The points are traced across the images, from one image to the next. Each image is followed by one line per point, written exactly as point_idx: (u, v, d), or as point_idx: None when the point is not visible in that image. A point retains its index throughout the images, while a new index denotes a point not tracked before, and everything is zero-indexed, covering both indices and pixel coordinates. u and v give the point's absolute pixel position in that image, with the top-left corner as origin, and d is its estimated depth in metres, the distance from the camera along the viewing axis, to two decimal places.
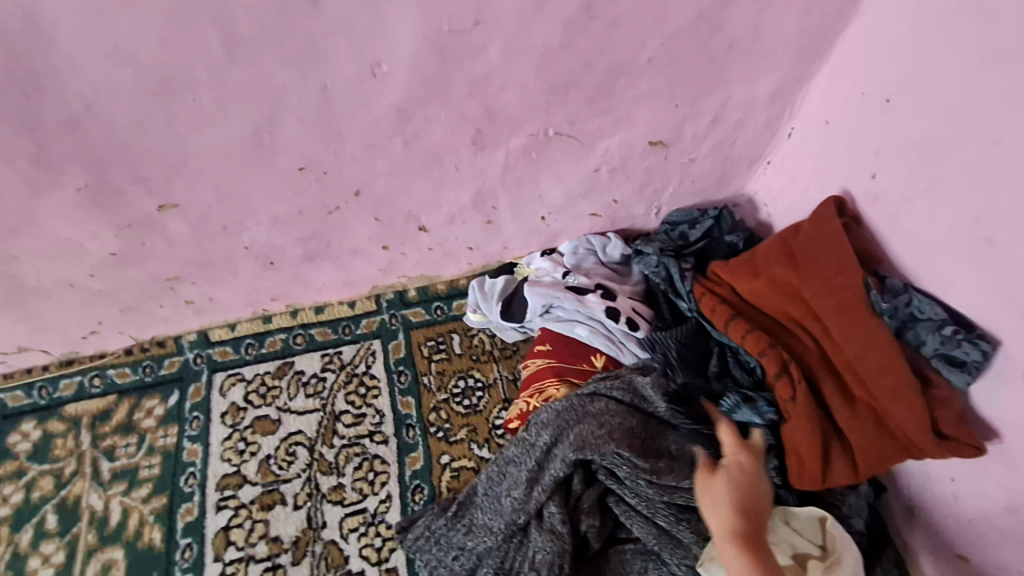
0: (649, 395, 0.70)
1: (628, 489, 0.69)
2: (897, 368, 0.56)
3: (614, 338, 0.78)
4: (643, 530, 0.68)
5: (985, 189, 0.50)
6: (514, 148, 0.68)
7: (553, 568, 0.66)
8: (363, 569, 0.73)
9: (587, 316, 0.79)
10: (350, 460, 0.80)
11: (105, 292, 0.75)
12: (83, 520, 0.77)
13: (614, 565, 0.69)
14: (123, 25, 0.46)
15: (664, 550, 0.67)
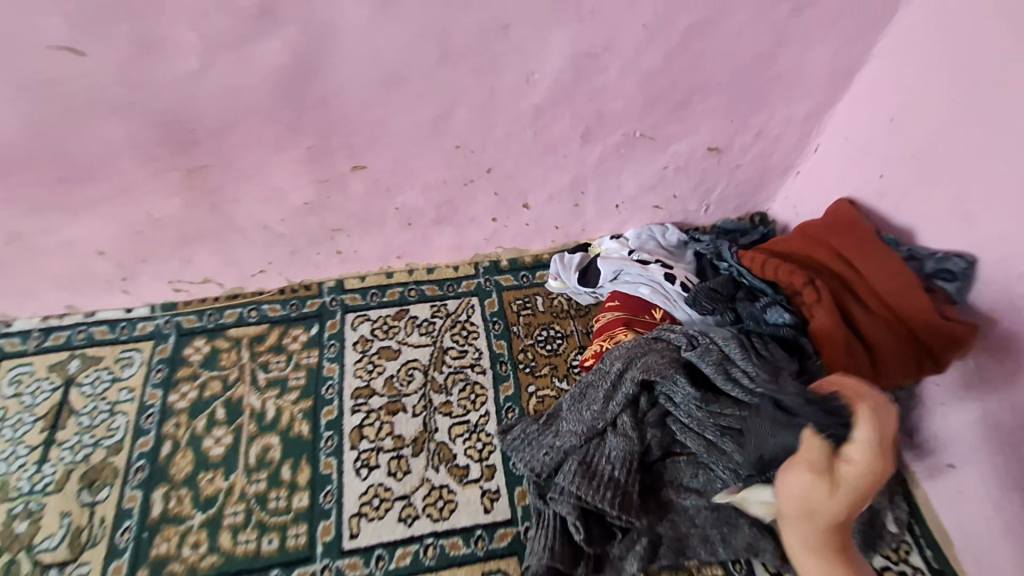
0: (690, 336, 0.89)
1: (683, 411, 0.88)
2: (904, 276, 0.78)
3: (669, 297, 0.99)
4: (695, 442, 0.87)
5: (961, 180, 0.73)
6: (609, 144, 0.92)
7: (625, 461, 0.86)
8: (468, 463, 0.93)
9: (649, 279, 1.01)
10: (456, 383, 1.00)
11: (284, 237, 0.96)
12: (246, 415, 0.96)
13: (670, 471, 0.89)
14: (383, 36, 0.69)
15: (711, 459, 0.85)
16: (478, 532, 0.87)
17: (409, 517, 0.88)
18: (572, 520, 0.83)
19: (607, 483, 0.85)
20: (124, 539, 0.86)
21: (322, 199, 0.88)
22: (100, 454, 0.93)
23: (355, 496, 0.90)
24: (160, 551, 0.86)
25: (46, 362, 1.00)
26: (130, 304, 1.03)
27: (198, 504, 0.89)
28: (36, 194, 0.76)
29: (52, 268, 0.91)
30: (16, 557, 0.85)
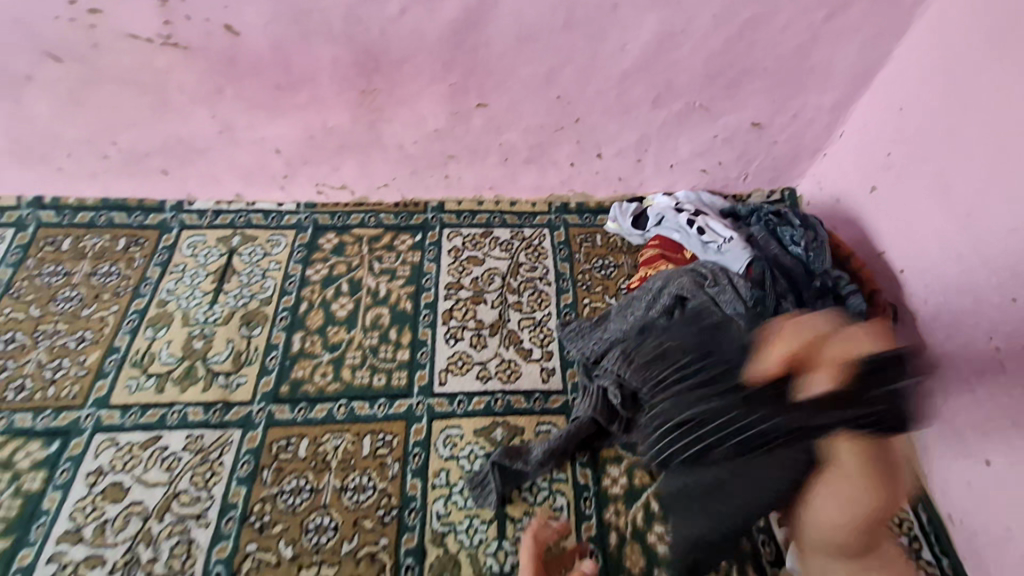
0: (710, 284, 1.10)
1: (708, 323, 1.08)
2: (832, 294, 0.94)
3: (693, 243, 1.22)
4: None
5: (944, 153, 0.96)
6: (674, 111, 1.17)
7: None
8: (532, 347, 1.19)
9: (680, 227, 1.25)
10: (527, 290, 1.27)
11: (412, 157, 1.23)
12: (365, 291, 1.24)
13: None
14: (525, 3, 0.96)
15: None
16: (536, 394, 1.12)
17: (484, 377, 1.14)
18: (612, 390, 1.05)
19: (644, 368, 1.05)
20: (274, 363, 1.12)
21: (449, 128, 1.16)
22: (253, 302, 1.20)
23: (444, 357, 1.16)
24: (298, 376, 1.11)
25: (215, 235, 1.27)
26: (282, 200, 1.32)
27: (326, 346, 1.16)
28: (257, 94, 1.06)
29: (240, 159, 1.20)
30: (194, 364, 1.10)
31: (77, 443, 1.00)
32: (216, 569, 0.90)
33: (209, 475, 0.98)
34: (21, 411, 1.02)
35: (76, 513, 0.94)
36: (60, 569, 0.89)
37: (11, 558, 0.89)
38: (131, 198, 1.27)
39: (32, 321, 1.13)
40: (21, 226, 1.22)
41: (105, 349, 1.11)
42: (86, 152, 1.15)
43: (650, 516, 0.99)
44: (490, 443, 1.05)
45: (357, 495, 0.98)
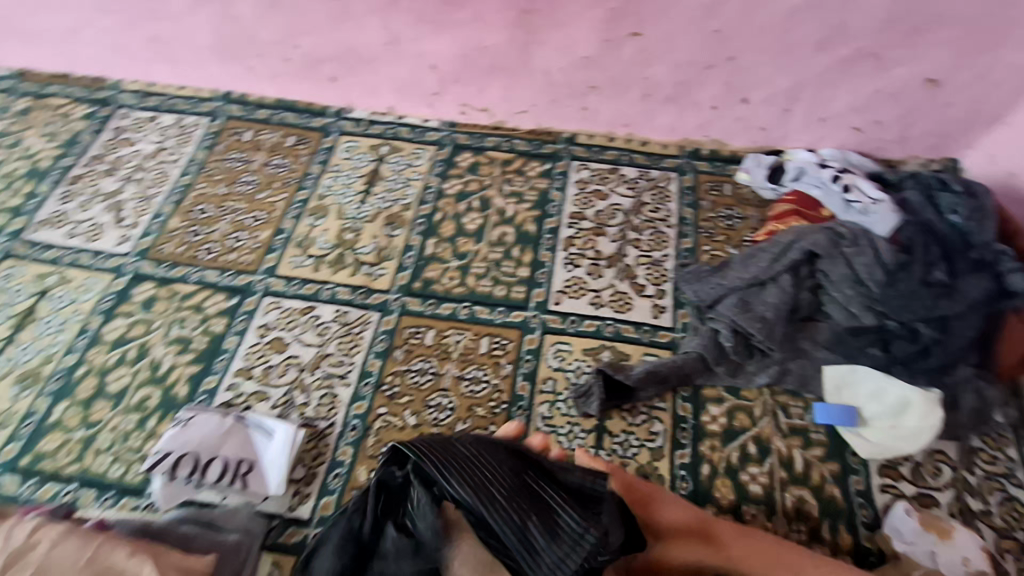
0: (835, 256, 1.08)
1: (835, 288, 1.07)
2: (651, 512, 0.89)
3: (835, 200, 1.18)
4: (839, 312, 1.07)
5: None
6: (838, 56, 1.12)
7: (778, 306, 1.06)
8: (646, 283, 1.21)
9: (822, 183, 1.21)
10: (648, 229, 1.28)
11: (555, 85, 1.27)
12: (494, 211, 1.31)
13: (811, 327, 1.08)
14: None
15: (850, 326, 1.05)
16: (646, 326, 1.16)
17: (597, 303, 1.19)
18: (725, 333, 1.08)
19: (759, 320, 1.06)
20: (410, 261, 1.25)
21: (598, 57, 1.19)
22: (396, 205, 1.32)
23: (561, 280, 1.22)
24: (429, 276, 1.23)
25: (368, 142, 1.39)
26: (428, 116, 1.41)
27: (455, 255, 1.26)
28: (428, 7, 1.16)
29: (400, 72, 1.30)
30: (344, 252, 1.26)
31: (251, 301, 1.19)
32: (354, 421, 1.06)
33: (353, 345, 1.14)
34: (210, 270, 1.23)
35: (250, 355, 1.13)
36: (235, 397, 1.08)
37: (200, 380, 1.11)
38: (300, 102, 1.42)
39: (219, 197, 1.33)
40: (214, 117, 1.42)
41: (275, 228, 1.29)
42: (274, 54, 1.31)
43: (746, 457, 1.02)
44: (596, 363, 1.12)
45: (472, 385, 1.09)
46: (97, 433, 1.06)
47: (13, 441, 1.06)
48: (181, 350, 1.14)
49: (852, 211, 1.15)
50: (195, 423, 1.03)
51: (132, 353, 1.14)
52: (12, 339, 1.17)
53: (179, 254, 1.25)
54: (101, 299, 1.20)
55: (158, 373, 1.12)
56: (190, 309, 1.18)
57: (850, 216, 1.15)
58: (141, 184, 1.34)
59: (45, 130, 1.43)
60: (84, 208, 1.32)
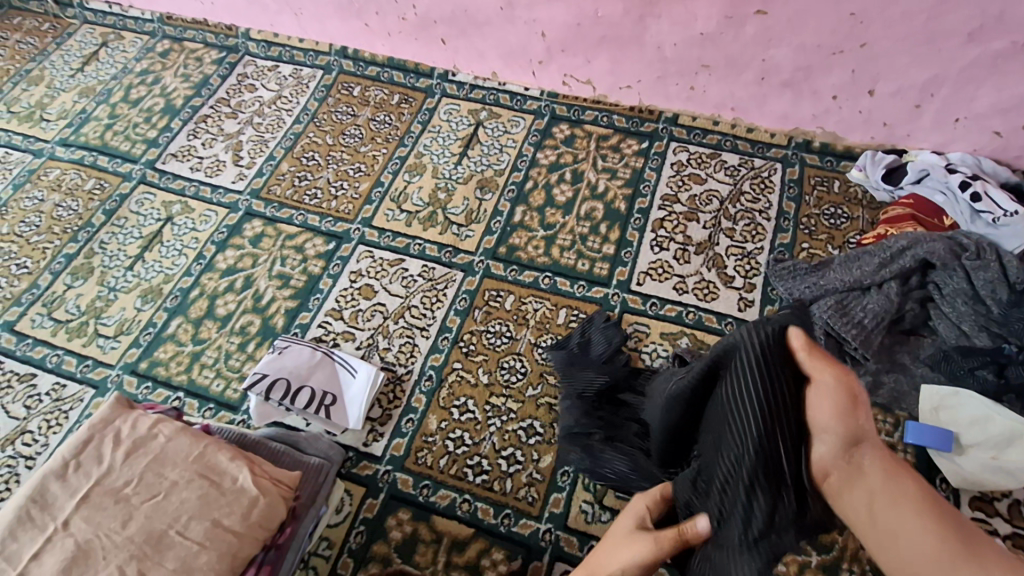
0: (953, 268, 1.00)
1: (947, 302, 0.99)
2: None
3: (960, 209, 1.08)
4: (948, 329, 0.99)
5: None
6: (992, 50, 1.01)
7: (880, 314, 1.00)
8: (735, 275, 1.17)
9: (947, 189, 1.11)
10: (744, 220, 1.22)
11: (666, 61, 1.23)
12: (585, 185, 1.30)
13: (913, 342, 1.01)
14: None
15: (958, 345, 0.97)
16: (729, 318, 1.13)
17: (680, 289, 1.17)
18: (816, 335, 1.02)
19: (855, 326, 1.00)
20: (497, 226, 1.27)
21: (716, 34, 1.14)
22: (490, 170, 1.34)
23: (646, 261, 1.20)
24: (514, 242, 1.24)
25: (468, 106, 1.42)
26: (529, 85, 1.40)
27: (542, 224, 1.27)
28: None
29: (508, 37, 1.30)
30: (436, 210, 1.30)
31: (346, 247, 1.26)
32: (430, 371, 1.11)
33: (436, 300, 1.18)
34: (313, 214, 1.32)
35: (341, 297, 1.20)
36: (324, 333, 1.16)
37: (296, 315, 1.19)
38: (409, 62, 1.46)
39: (327, 146, 1.41)
40: (328, 71, 1.50)
41: (374, 181, 1.35)
42: (391, 12, 1.35)
43: None
44: (673, 348, 1.10)
45: (546, 352, 1.10)
46: (204, 349, 1.17)
47: (134, 346, 1.19)
48: (282, 285, 1.23)
49: (980, 223, 1.05)
50: (290, 351, 1.12)
51: (239, 282, 1.25)
52: (140, 257, 1.31)
53: (287, 196, 1.35)
54: (217, 230, 1.32)
55: (260, 303, 1.22)
56: (292, 248, 1.28)
57: (976, 228, 1.05)
58: (259, 128, 1.45)
59: (181, 72, 1.56)
60: (208, 146, 1.44)
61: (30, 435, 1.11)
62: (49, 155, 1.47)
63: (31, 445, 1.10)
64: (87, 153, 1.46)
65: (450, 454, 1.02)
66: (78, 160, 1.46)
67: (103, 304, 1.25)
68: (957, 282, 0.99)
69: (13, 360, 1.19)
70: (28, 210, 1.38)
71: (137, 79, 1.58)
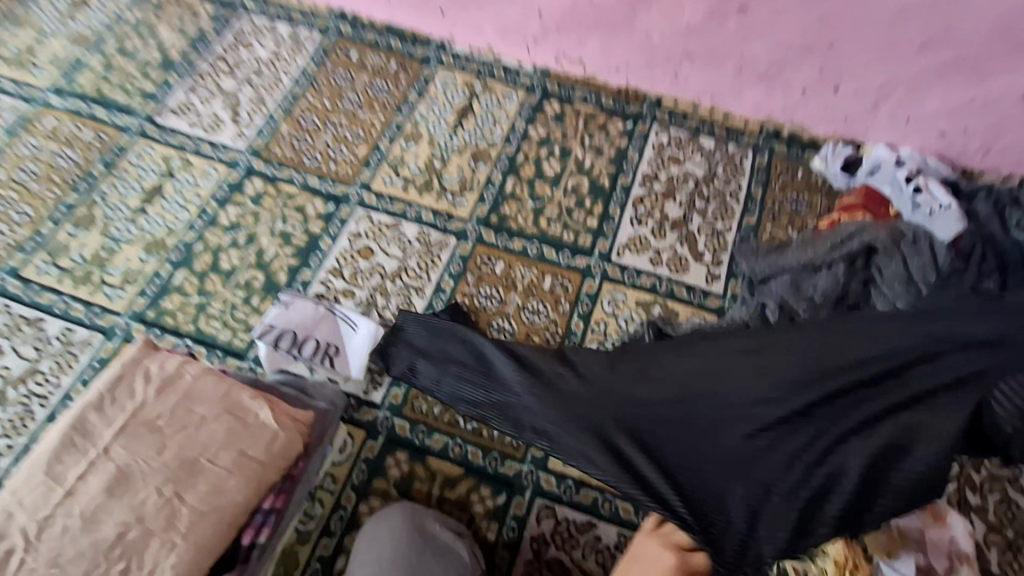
0: (883, 266, 1.14)
1: (886, 285, 1.13)
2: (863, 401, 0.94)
3: (904, 198, 1.23)
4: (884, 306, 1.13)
5: None
6: (940, 56, 1.18)
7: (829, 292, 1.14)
8: (705, 252, 1.29)
9: (893, 181, 1.26)
10: (715, 200, 1.35)
11: (653, 48, 1.35)
12: (573, 161, 1.39)
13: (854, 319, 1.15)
14: None
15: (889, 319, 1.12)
16: (698, 290, 1.25)
17: (656, 262, 1.27)
18: (772, 306, 1.14)
19: (806, 300, 1.13)
20: (490, 196, 1.36)
21: (701, 27, 1.27)
22: (484, 142, 1.41)
23: (626, 235, 1.30)
24: (506, 212, 1.33)
25: (464, 79, 1.47)
26: (523, 61, 1.47)
27: (532, 196, 1.36)
28: None
29: (507, 14, 1.38)
30: (432, 178, 1.38)
31: (345, 209, 1.34)
32: None
33: (431, 263, 1.28)
34: (313, 175, 1.38)
35: (341, 257, 1.28)
36: (326, 291, 1.24)
37: (297, 272, 1.27)
38: (407, 30, 1.51)
39: (325, 110, 1.45)
40: (327, 35, 1.53)
41: (372, 147, 1.41)
42: None
43: None
44: (647, 316, 1.22)
45: (532, 314, 1.22)
46: (210, 301, 1.24)
47: (141, 296, 1.25)
48: (283, 243, 1.30)
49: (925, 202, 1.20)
50: (295, 306, 1.18)
51: (241, 239, 1.31)
52: (142, 210, 1.35)
53: (286, 156, 1.40)
54: (217, 187, 1.37)
55: (262, 259, 1.28)
56: (293, 208, 1.34)
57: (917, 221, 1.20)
58: (257, 86, 1.48)
59: (177, 25, 1.56)
60: (207, 103, 1.47)
61: (43, 375, 1.17)
62: (42, 103, 1.47)
63: (44, 385, 1.17)
64: (83, 104, 1.47)
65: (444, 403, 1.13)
66: (74, 110, 1.46)
67: (108, 255, 1.30)
68: (884, 269, 1.14)
69: (21, 305, 1.24)
70: (25, 159, 1.39)
71: (131, 30, 1.56)
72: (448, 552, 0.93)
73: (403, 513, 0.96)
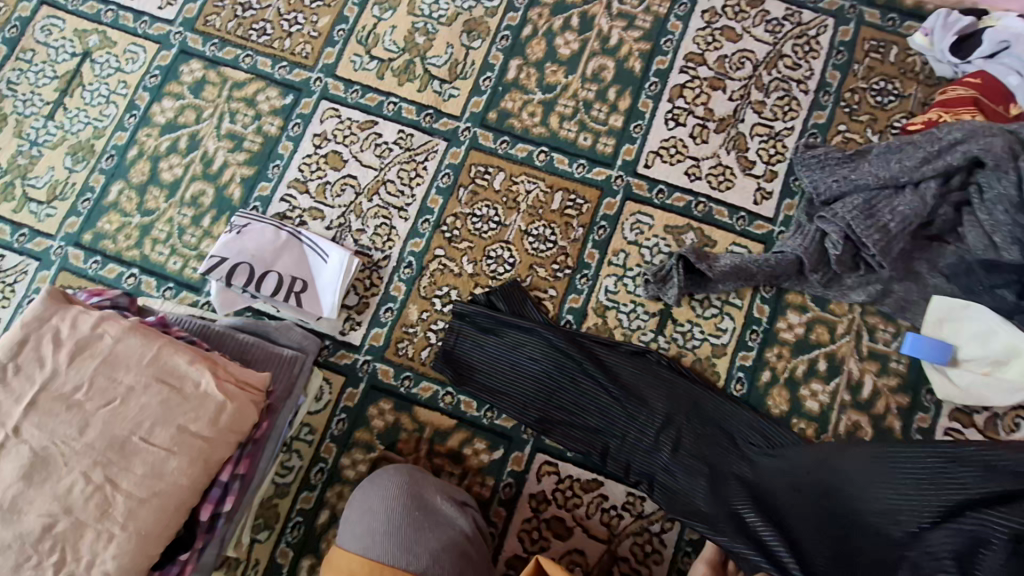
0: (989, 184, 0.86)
1: (985, 210, 0.87)
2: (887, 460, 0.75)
3: None
4: (977, 237, 0.88)
5: None
6: None
7: (909, 219, 0.89)
8: (756, 160, 1.03)
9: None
10: (778, 90, 1.05)
11: None
12: (595, 35, 1.08)
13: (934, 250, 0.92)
14: None
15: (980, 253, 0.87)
16: (743, 213, 1.01)
17: (693, 174, 1.02)
18: (835, 238, 0.92)
19: (879, 229, 0.89)
20: (488, 85, 1.07)
21: None
22: (480, 9, 1.10)
23: (658, 139, 1.04)
24: (507, 107, 1.06)
25: None
26: None
27: (541, 85, 1.07)
28: None
29: None
30: (413, 60, 1.08)
31: (307, 103, 1.07)
32: (409, 258, 1.01)
33: (415, 174, 1.04)
34: (263, 55, 1.09)
35: (305, 166, 1.05)
36: (289, 209, 1.03)
37: (254, 185, 1.04)
38: None
39: None
40: None
41: (336, 16, 1.10)
42: None
43: (812, 373, 0.94)
44: (677, 244, 1.00)
45: (537, 241, 1.00)
46: (153, 221, 1.04)
47: (73, 213, 1.05)
48: (234, 147, 1.06)
49: None
50: (250, 231, 0.99)
51: (183, 142, 1.07)
52: (60, 103, 1.09)
53: (229, 31, 1.10)
54: (148, 73, 1.10)
55: (211, 169, 1.05)
56: (242, 101, 1.08)
57: None
58: None
59: None
60: None
61: None
62: None
63: None
64: None
65: (432, 346, 0.97)
66: None
67: (27, 162, 1.07)
68: (991, 189, 0.86)
69: None
70: None
71: None
72: (448, 526, 0.83)
73: (399, 481, 0.85)
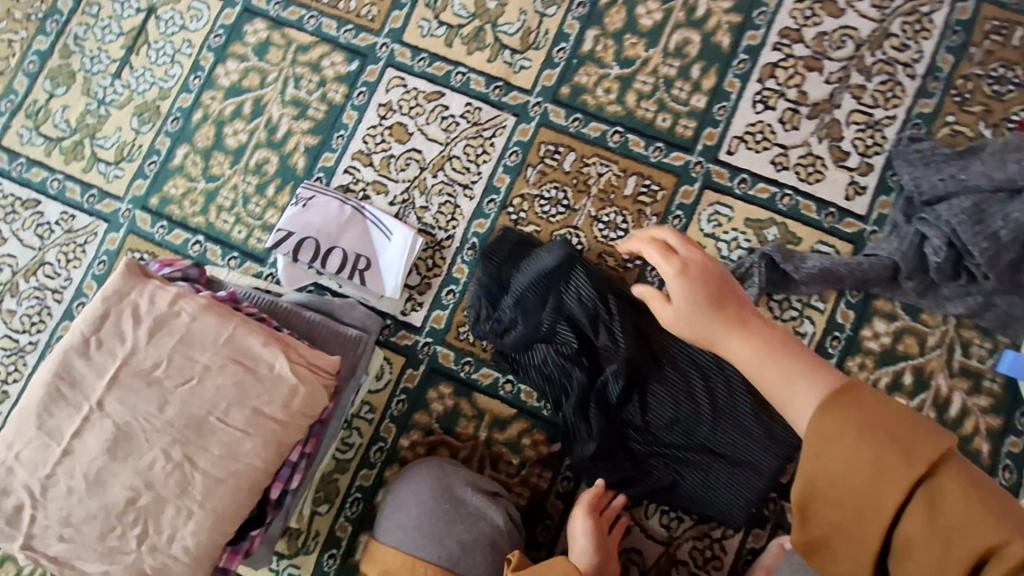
0: None
1: None
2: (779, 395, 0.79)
3: None
4: None
5: None
6: None
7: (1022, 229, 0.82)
8: (850, 152, 0.95)
9: None
10: (881, 74, 0.96)
11: None
12: (681, 4, 1.00)
13: None
14: None
15: None
16: (832, 209, 0.94)
17: (780, 164, 0.95)
18: (936, 244, 0.85)
19: (989, 237, 0.82)
20: (561, 57, 1.01)
21: None
22: None
23: (743, 123, 0.97)
24: (581, 81, 1.00)
25: None
26: None
27: (618, 59, 1.00)
28: None
29: None
30: (483, 26, 1.02)
31: (372, 70, 1.03)
32: (473, 239, 0.98)
33: (481, 151, 1.00)
34: (328, 17, 1.05)
35: (369, 137, 1.01)
36: (353, 182, 1.00)
37: (318, 155, 1.02)
38: None
39: None
40: None
41: None
42: None
43: (893, 386, 0.90)
44: (758, 239, 0.94)
45: (607, 229, 0.96)
46: (218, 188, 1.03)
47: (140, 177, 1.05)
48: (298, 115, 1.03)
49: None
50: (315, 205, 0.97)
51: (247, 107, 1.04)
52: (126, 62, 1.08)
53: None
54: (211, 33, 1.07)
55: (275, 136, 1.03)
56: (306, 65, 1.04)
57: None
58: None
59: None
60: None
61: (51, 268, 1.04)
62: None
63: (53, 279, 1.04)
64: None
65: None
66: None
67: (95, 122, 1.07)
68: None
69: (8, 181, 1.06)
70: None
71: None
72: (478, 518, 0.84)
73: (429, 475, 0.86)
